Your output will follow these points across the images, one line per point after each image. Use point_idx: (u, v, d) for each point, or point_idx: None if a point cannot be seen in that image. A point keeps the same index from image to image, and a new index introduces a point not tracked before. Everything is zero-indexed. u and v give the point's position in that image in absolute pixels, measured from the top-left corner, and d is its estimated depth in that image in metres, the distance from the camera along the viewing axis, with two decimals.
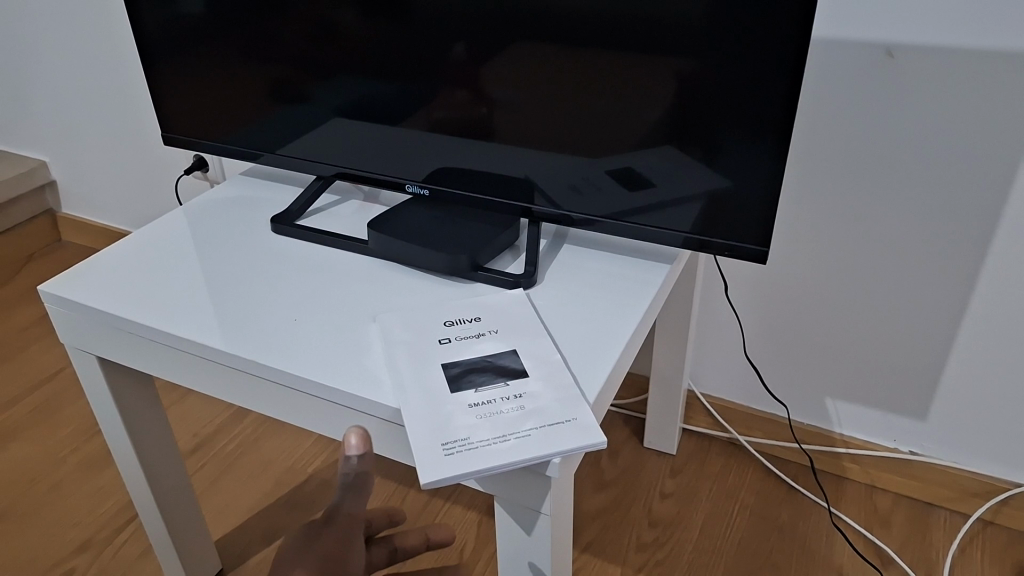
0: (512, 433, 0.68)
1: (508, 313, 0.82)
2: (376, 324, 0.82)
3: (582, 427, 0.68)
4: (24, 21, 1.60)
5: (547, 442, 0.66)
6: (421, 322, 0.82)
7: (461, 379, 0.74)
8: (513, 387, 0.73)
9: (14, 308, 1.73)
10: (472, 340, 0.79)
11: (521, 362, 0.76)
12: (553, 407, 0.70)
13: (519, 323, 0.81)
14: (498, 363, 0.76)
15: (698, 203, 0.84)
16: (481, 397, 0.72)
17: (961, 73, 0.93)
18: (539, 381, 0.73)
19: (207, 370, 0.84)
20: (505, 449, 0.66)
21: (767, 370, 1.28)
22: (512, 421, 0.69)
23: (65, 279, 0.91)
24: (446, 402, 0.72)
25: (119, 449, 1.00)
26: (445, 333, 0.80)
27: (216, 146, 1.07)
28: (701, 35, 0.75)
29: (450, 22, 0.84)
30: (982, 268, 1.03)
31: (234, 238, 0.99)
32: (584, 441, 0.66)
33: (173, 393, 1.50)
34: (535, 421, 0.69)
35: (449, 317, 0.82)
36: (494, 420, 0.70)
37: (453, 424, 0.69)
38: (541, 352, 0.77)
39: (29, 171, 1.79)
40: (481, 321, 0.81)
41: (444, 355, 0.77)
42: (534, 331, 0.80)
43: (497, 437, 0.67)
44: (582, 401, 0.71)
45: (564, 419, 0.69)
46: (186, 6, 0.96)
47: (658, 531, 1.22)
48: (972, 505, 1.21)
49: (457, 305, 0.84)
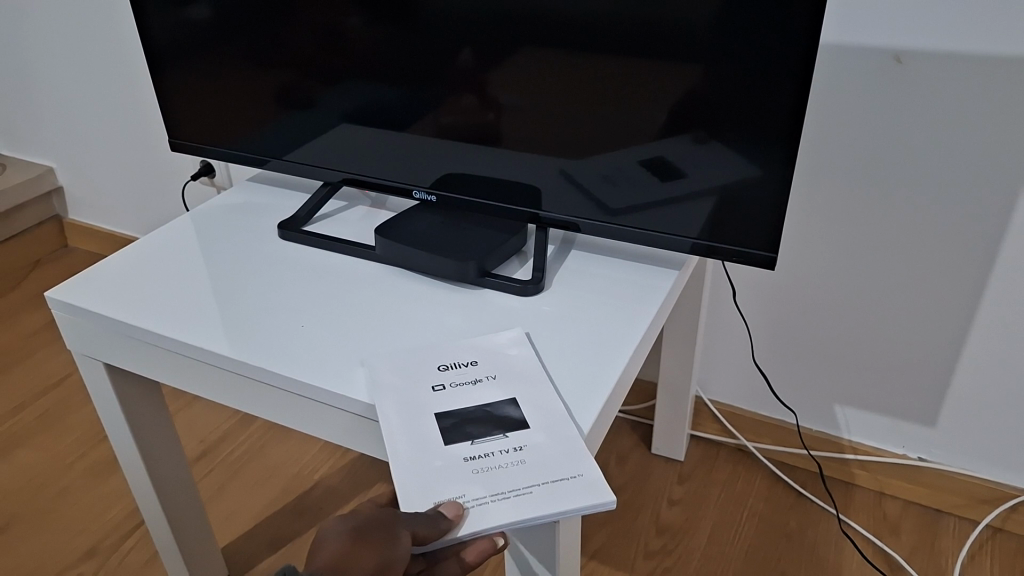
0: (512, 491, 0.64)
1: (506, 356, 0.77)
2: (363, 369, 0.76)
3: (589, 486, 0.64)
4: (31, 27, 1.60)
5: (550, 505, 0.63)
6: (413, 366, 0.76)
7: (456, 433, 0.70)
8: (513, 439, 0.69)
9: (21, 314, 1.73)
10: (468, 388, 0.74)
11: (522, 412, 0.71)
12: (557, 461, 0.66)
13: (518, 363, 0.76)
14: (496, 416, 0.71)
15: (706, 210, 0.84)
16: (478, 450, 0.68)
17: (970, 79, 0.93)
18: (541, 429, 0.69)
19: (216, 378, 0.83)
20: (504, 510, 0.63)
21: (775, 375, 1.28)
22: (512, 478, 0.65)
23: (74, 286, 0.91)
24: (439, 458, 0.68)
25: (126, 455, 1.00)
26: (438, 379, 0.75)
27: (223, 152, 1.07)
28: (709, 40, 0.74)
29: (458, 28, 0.84)
30: (992, 274, 1.03)
31: (245, 245, 0.98)
32: (591, 502, 0.63)
33: (180, 398, 1.50)
34: (538, 476, 0.65)
35: (444, 359, 0.77)
36: (493, 476, 0.66)
37: (446, 480, 0.66)
38: (541, 398, 0.72)
39: (36, 177, 1.79)
40: (477, 366, 0.76)
41: (439, 406, 0.73)
42: (534, 373, 0.75)
43: (496, 495, 0.64)
44: (587, 456, 0.67)
45: (570, 475, 0.65)
46: (194, 13, 0.96)
47: (665, 538, 1.22)
48: (981, 512, 1.20)
49: (452, 347, 0.79)
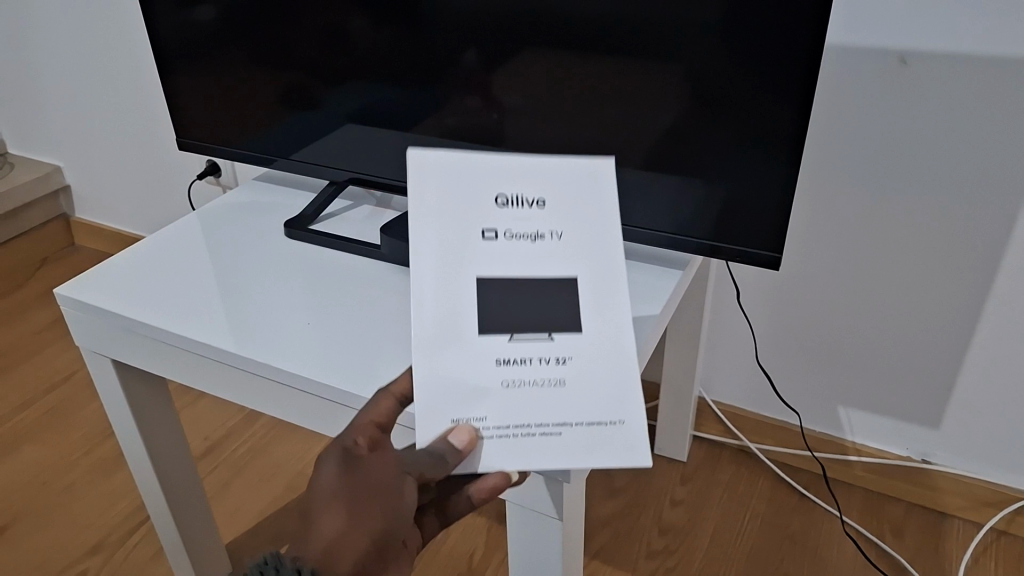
0: (537, 424, 0.63)
1: (573, 207, 0.70)
2: (411, 179, 0.69)
3: (621, 444, 0.62)
4: (39, 27, 1.62)
5: (572, 457, 0.62)
6: (467, 198, 0.69)
7: (501, 295, 0.66)
8: (558, 347, 0.65)
9: (28, 311, 1.74)
10: (524, 244, 0.68)
11: (581, 296, 0.67)
12: (598, 400, 0.64)
13: (584, 240, 0.69)
14: (552, 291, 0.67)
15: (710, 210, 0.84)
16: (514, 354, 0.64)
17: (974, 80, 0.93)
18: (594, 345, 0.66)
19: (222, 374, 0.84)
20: (522, 454, 0.62)
21: (778, 376, 1.28)
22: (544, 405, 0.63)
23: (82, 282, 0.92)
24: (470, 352, 0.64)
25: (132, 451, 1.01)
26: (494, 220, 0.68)
27: (229, 151, 1.08)
28: (712, 40, 0.75)
29: (463, 27, 0.84)
30: (997, 276, 1.03)
31: (251, 243, 0.99)
32: (619, 461, 0.62)
33: (186, 395, 1.50)
34: (571, 414, 0.63)
35: (504, 192, 0.69)
36: (523, 394, 0.63)
37: (471, 391, 0.63)
38: (601, 303, 0.67)
39: (44, 176, 1.80)
40: (542, 211, 0.69)
41: (485, 258, 0.67)
42: (598, 262, 0.68)
43: (519, 428, 0.63)
44: (635, 399, 0.64)
45: (609, 420, 0.63)
46: (202, 12, 0.97)
47: (667, 539, 1.22)
48: (985, 515, 1.20)
49: (514, 180, 0.70)
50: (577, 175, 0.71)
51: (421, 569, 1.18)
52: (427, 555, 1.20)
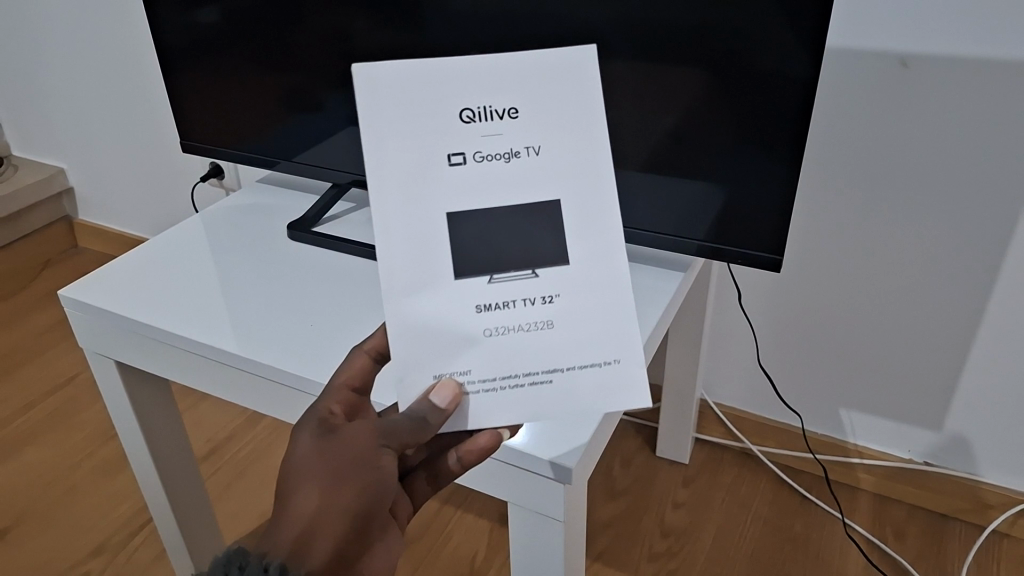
0: (526, 375, 0.57)
1: (553, 116, 0.60)
2: (358, 96, 0.59)
3: (621, 385, 0.58)
4: (43, 30, 1.62)
5: (570, 406, 0.57)
6: (429, 115, 0.59)
7: (475, 230, 0.58)
8: (544, 285, 0.58)
9: (31, 313, 1.75)
10: (500, 165, 0.59)
11: (566, 221, 0.59)
12: (594, 340, 0.58)
13: (568, 154, 0.60)
14: (535, 219, 0.59)
15: (712, 212, 0.84)
16: (493, 298, 0.58)
17: (975, 82, 0.93)
18: (584, 278, 0.59)
19: (227, 375, 0.84)
20: (514, 408, 0.57)
21: (780, 379, 1.28)
22: (534, 353, 0.58)
23: (87, 284, 0.92)
24: (445, 300, 0.57)
25: (135, 453, 1.01)
26: (462, 141, 0.59)
27: (233, 153, 1.08)
28: (714, 43, 0.75)
29: (466, 30, 0.84)
30: (998, 278, 1.03)
31: (255, 245, 0.99)
32: (621, 405, 0.58)
33: (188, 397, 1.50)
34: (563, 360, 0.58)
35: (469, 105, 0.59)
36: (507, 343, 0.57)
37: (451, 343, 0.57)
38: (589, 228, 0.59)
39: (47, 178, 1.81)
40: (515, 122, 0.60)
41: (453, 186, 0.58)
42: (585, 179, 0.60)
43: (507, 381, 0.57)
44: (633, 335, 0.59)
45: (604, 362, 0.58)
46: (205, 15, 0.98)
47: (670, 541, 1.22)
48: (987, 517, 1.20)
49: (480, 88, 0.60)
50: (555, 79, 0.61)
51: (423, 570, 1.19)
52: (429, 558, 1.20)
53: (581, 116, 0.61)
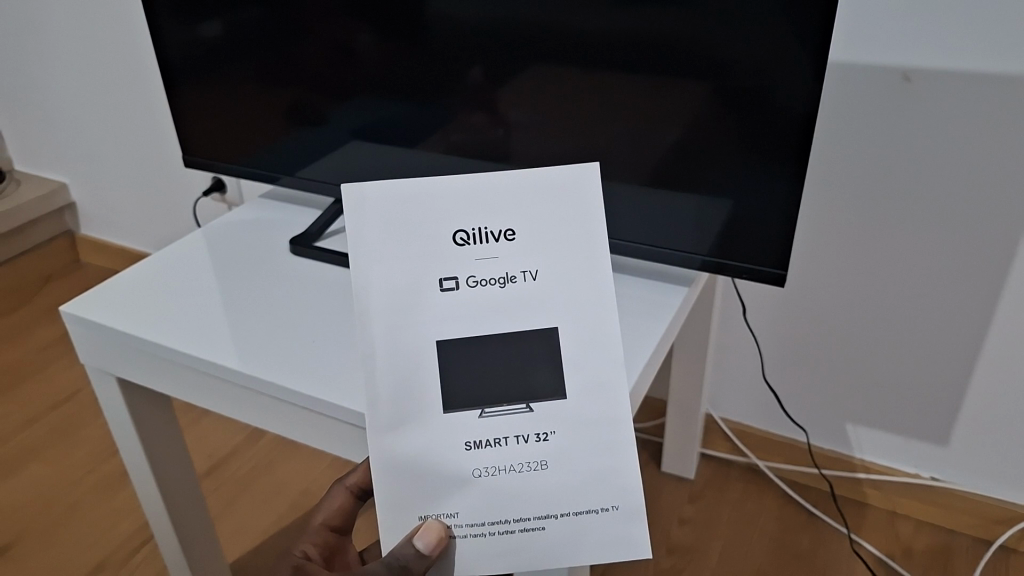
0: (517, 520, 0.57)
1: (551, 236, 0.60)
2: (344, 214, 0.60)
3: (620, 534, 0.57)
4: (46, 43, 1.63)
5: (560, 554, 0.57)
6: (420, 237, 0.60)
7: (465, 361, 0.59)
8: (539, 421, 0.58)
9: (33, 327, 1.74)
10: (492, 290, 0.60)
11: (565, 348, 0.59)
12: (592, 482, 0.58)
13: (567, 278, 0.60)
14: (530, 348, 0.59)
15: (718, 227, 0.84)
16: (483, 435, 0.58)
17: (977, 97, 0.93)
18: (581, 407, 0.58)
19: (229, 392, 0.84)
20: (503, 555, 0.57)
21: (785, 393, 1.27)
22: (525, 494, 0.57)
23: (89, 300, 0.92)
24: (434, 435, 0.58)
25: (137, 471, 1.00)
26: (454, 268, 0.60)
27: (235, 169, 1.08)
28: (718, 59, 0.75)
29: (469, 46, 0.84)
30: (1005, 291, 1.02)
31: (257, 261, 0.99)
32: (617, 554, 0.57)
33: (190, 413, 1.50)
34: (556, 506, 0.57)
35: (463, 227, 0.60)
36: (498, 483, 0.57)
37: (441, 481, 0.58)
38: (587, 351, 0.59)
39: (50, 193, 1.81)
40: (510, 245, 0.60)
41: (444, 315, 0.59)
42: (583, 303, 0.60)
43: (497, 524, 0.57)
44: (633, 476, 0.58)
45: (601, 507, 0.57)
46: (208, 30, 0.98)
47: (676, 558, 1.21)
48: (995, 532, 1.19)
49: (475, 210, 0.60)
50: (555, 200, 0.61)
51: None
52: None
53: (582, 232, 0.60)
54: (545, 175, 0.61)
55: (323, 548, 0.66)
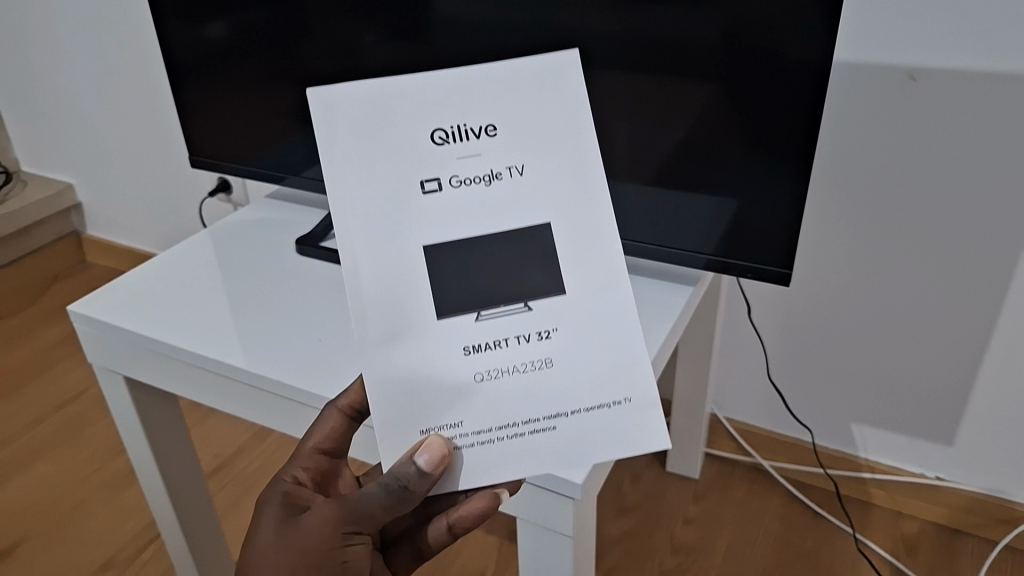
0: (523, 422, 0.56)
1: (534, 133, 0.61)
2: (317, 123, 0.60)
3: (634, 426, 0.57)
4: (52, 44, 1.64)
5: (574, 453, 0.56)
6: (402, 141, 0.60)
7: (455, 261, 0.59)
8: (538, 320, 0.58)
9: (39, 327, 1.75)
10: (478, 189, 0.60)
11: (557, 248, 0.60)
12: (599, 380, 0.58)
13: (552, 175, 0.61)
14: (520, 246, 0.60)
15: (721, 227, 0.84)
16: (481, 338, 0.57)
17: (985, 95, 0.93)
18: (573, 305, 0.59)
19: (235, 391, 0.84)
20: (514, 460, 0.56)
21: (790, 393, 1.27)
22: (530, 397, 0.57)
23: (95, 299, 0.92)
24: (429, 342, 0.57)
25: (144, 470, 1.00)
26: (440, 168, 0.60)
27: (242, 169, 1.09)
28: (723, 58, 0.75)
29: (475, 45, 0.85)
30: (1011, 290, 1.02)
31: (263, 261, 0.99)
32: (640, 447, 0.56)
33: (196, 412, 1.50)
34: (564, 404, 0.57)
35: (442, 127, 0.61)
36: (501, 387, 0.57)
37: (439, 393, 0.56)
38: (579, 247, 0.60)
39: (56, 194, 1.82)
40: (493, 140, 0.61)
41: (433, 216, 0.59)
42: (573, 202, 0.61)
43: (504, 430, 0.56)
44: (643, 367, 0.58)
45: (611, 402, 0.57)
46: (215, 30, 0.98)
47: (680, 558, 1.21)
48: (1000, 531, 1.19)
49: (453, 109, 0.61)
50: (537, 90, 0.62)
51: None
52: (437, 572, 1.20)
53: (567, 134, 0.62)
54: (525, 68, 0.62)
55: (315, 472, 0.66)
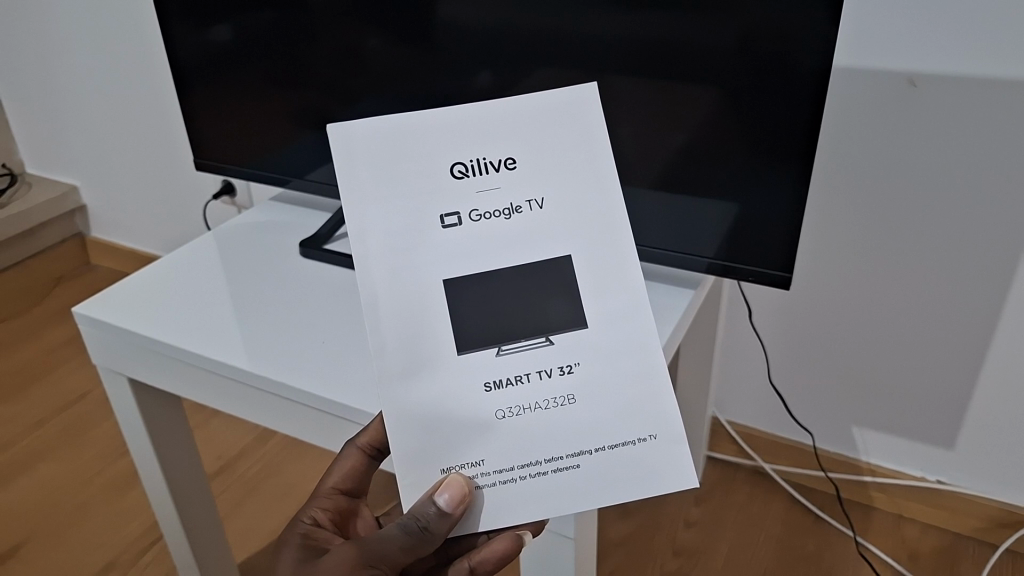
0: (546, 460, 0.56)
1: (552, 165, 0.61)
2: (335, 153, 0.60)
3: (659, 463, 0.57)
4: (57, 47, 1.65)
5: (598, 492, 0.56)
6: (419, 172, 0.60)
7: (478, 297, 0.58)
8: (559, 354, 0.58)
9: (43, 329, 1.75)
10: (499, 222, 0.60)
11: (578, 278, 0.60)
12: (623, 417, 0.57)
13: (571, 205, 0.61)
14: (541, 277, 0.59)
15: (721, 231, 0.85)
16: (503, 373, 0.57)
17: (984, 100, 0.93)
18: (596, 340, 0.58)
19: (238, 393, 0.85)
20: (537, 498, 0.56)
21: (790, 395, 1.27)
22: (551, 433, 0.57)
23: (100, 302, 0.93)
24: (450, 378, 0.57)
25: (147, 471, 1.01)
26: (461, 200, 0.60)
27: (244, 171, 1.09)
28: (723, 65, 0.76)
29: (477, 48, 0.85)
30: (1010, 296, 1.03)
31: (267, 263, 1.00)
32: (666, 485, 0.56)
33: (200, 413, 1.50)
34: (587, 441, 0.57)
35: (461, 159, 0.60)
36: (522, 424, 0.57)
37: (459, 427, 0.56)
38: (601, 280, 0.60)
39: (61, 196, 1.83)
40: (512, 173, 0.61)
41: (453, 250, 0.59)
42: (592, 233, 0.60)
43: (526, 468, 0.56)
44: (668, 403, 0.58)
45: (635, 439, 0.57)
46: (220, 34, 0.99)
47: (681, 560, 1.21)
48: (1001, 535, 1.20)
49: (472, 141, 0.61)
50: (555, 121, 0.62)
51: None
52: None
53: (584, 161, 0.62)
54: (543, 102, 0.63)
55: (333, 513, 0.67)
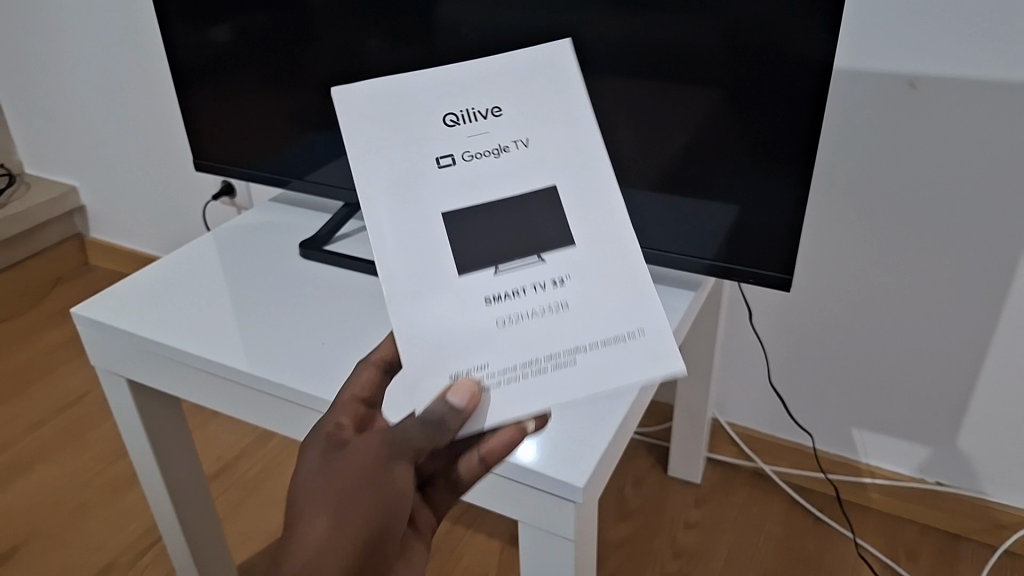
0: (544, 361, 0.49)
1: (538, 113, 0.57)
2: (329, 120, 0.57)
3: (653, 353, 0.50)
4: (56, 47, 1.64)
5: (604, 381, 0.49)
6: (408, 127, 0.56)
7: (473, 228, 0.53)
8: (552, 268, 0.51)
9: (41, 330, 1.75)
10: (490, 161, 0.54)
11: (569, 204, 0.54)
12: (614, 313, 0.51)
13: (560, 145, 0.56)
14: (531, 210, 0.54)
15: (721, 232, 0.85)
16: (498, 290, 0.51)
17: (985, 102, 0.93)
18: (592, 258, 0.52)
19: (238, 394, 0.85)
20: (536, 396, 0.48)
21: (790, 397, 1.27)
22: (548, 340, 0.50)
23: (99, 303, 0.93)
24: (440, 307, 0.50)
25: (146, 472, 1.01)
26: (450, 146, 0.55)
27: (244, 172, 1.09)
28: (724, 67, 0.76)
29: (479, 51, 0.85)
30: (1010, 297, 1.03)
31: (265, 264, 0.99)
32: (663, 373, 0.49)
33: (199, 415, 1.50)
34: (582, 338, 0.50)
35: (452, 110, 0.56)
36: (518, 341, 0.50)
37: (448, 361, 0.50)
38: (590, 205, 0.54)
39: (60, 196, 1.83)
40: (498, 121, 0.56)
41: (445, 186, 0.53)
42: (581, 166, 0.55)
43: (526, 370, 0.49)
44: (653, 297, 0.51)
45: (626, 332, 0.50)
46: (221, 34, 0.99)
47: (681, 562, 1.21)
48: (1000, 537, 1.20)
49: (458, 95, 0.57)
50: (542, 75, 0.58)
51: None
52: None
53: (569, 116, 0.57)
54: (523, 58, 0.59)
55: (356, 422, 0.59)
